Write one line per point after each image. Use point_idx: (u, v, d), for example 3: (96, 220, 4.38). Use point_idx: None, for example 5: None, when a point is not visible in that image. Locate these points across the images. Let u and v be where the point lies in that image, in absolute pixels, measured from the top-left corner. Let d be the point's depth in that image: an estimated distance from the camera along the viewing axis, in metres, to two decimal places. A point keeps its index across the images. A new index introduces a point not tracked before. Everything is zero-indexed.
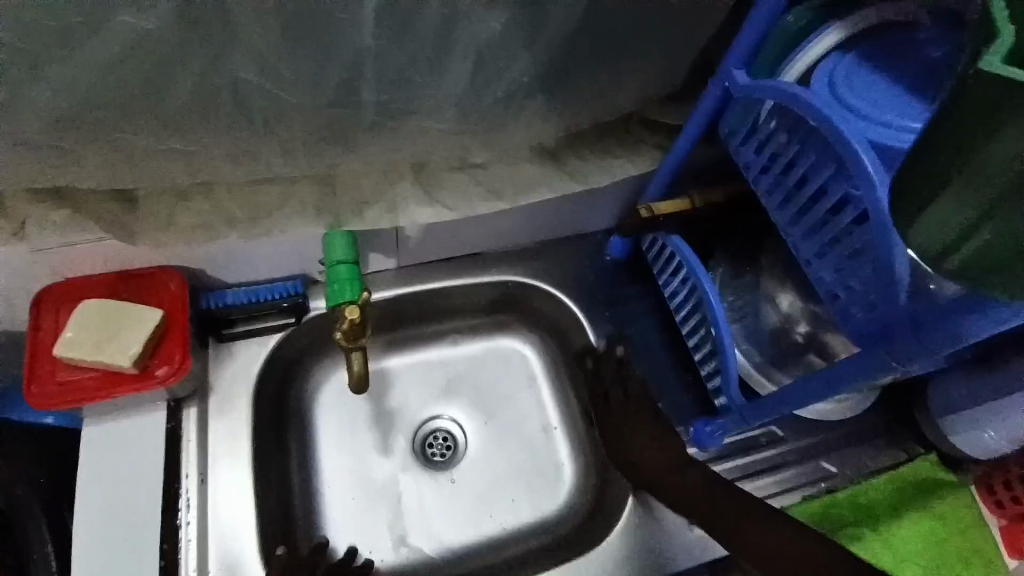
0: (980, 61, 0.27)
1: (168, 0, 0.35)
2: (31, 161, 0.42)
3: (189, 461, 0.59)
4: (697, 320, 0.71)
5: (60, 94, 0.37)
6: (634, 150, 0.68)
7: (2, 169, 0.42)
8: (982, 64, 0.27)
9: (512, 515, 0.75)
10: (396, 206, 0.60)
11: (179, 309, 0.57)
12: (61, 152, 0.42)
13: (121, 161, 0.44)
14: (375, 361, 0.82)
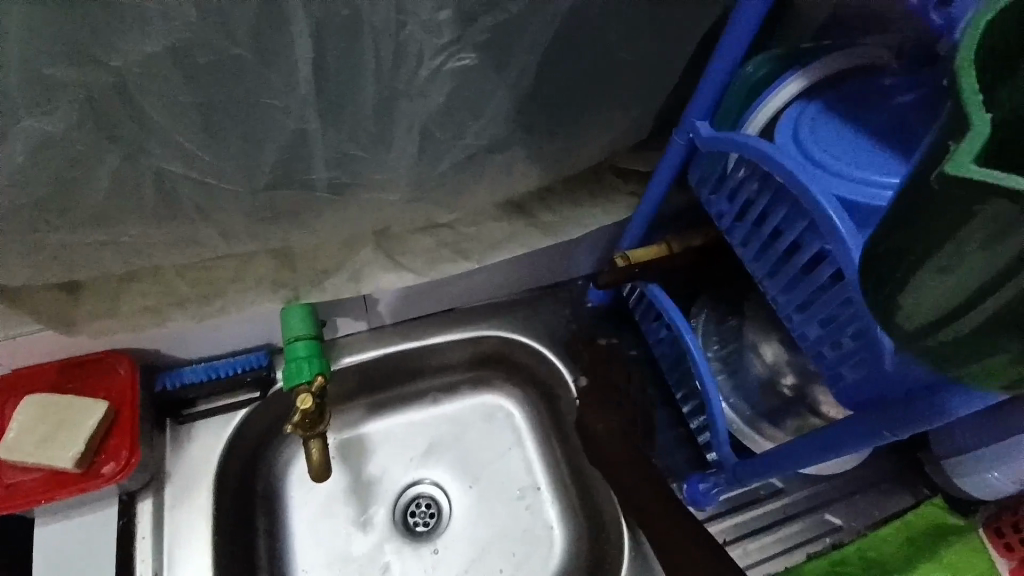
0: (948, 162, 0.24)
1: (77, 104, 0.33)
2: None
3: (143, 561, 0.54)
4: (683, 370, 0.68)
5: None
6: (607, 199, 0.65)
7: None
8: (948, 166, 0.24)
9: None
10: (358, 274, 0.58)
11: (129, 399, 0.53)
12: None
13: (51, 254, 0.42)
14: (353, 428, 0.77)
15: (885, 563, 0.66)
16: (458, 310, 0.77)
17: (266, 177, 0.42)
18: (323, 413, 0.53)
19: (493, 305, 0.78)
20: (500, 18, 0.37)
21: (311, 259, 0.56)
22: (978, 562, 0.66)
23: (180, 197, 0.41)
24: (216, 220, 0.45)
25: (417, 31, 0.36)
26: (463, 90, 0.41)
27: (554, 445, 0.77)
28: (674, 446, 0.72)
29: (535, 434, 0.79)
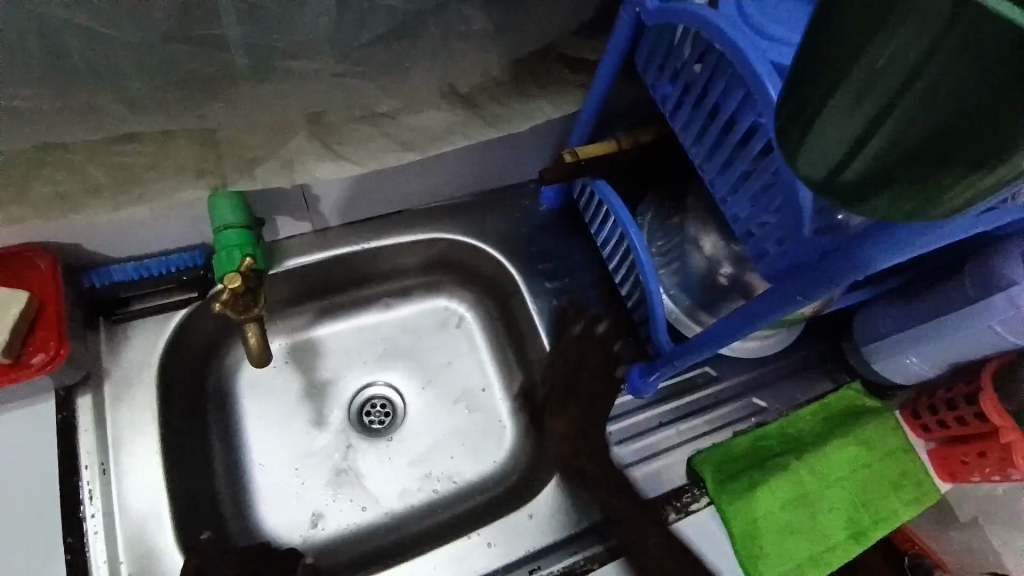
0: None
1: None
2: None
3: (88, 452, 0.54)
4: (628, 266, 0.69)
5: None
6: (552, 89, 0.63)
7: None
8: None
9: (454, 475, 0.74)
10: (293, 163, 0.56)
11: (54, 294, 0.52)
12: None
13: None
14: (306, 332, 0.77)
15: (806, 438, 0.70)
16: (405, 213, 0.75)
17: (166, 30, 0.39)
18: (256, 297, 0.54)
19: (443, 207, 0.77)
20: None
21: (238, 146, 0.52)
22: (892, 438, 0.71)
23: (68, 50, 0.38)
24: (121, 87, 0.41)
25: None
26: None
27: (505, 345, 0.80)
28: (619, 344, 0.75)
29: (486, 334, 0.81)
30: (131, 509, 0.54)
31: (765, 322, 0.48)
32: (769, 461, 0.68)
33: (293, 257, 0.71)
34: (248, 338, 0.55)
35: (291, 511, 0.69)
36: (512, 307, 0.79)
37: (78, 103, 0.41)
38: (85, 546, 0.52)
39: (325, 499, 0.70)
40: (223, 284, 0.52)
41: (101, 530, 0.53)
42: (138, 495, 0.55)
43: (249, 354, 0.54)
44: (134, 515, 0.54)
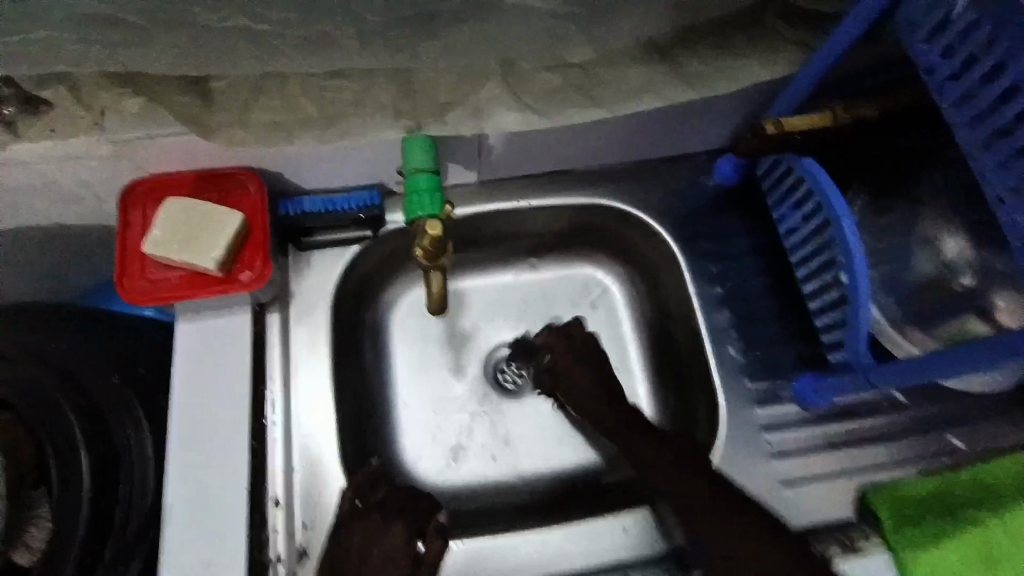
0: None
1: None
2: (112, 40, 0.41)
3: (274, 366, 0.59)
4: (820, 262, 0.60)
5: None
6: (768, 48, 0.54)
7: (93, 50, 0.41)
8: None
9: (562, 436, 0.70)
10: (483, 110, 0.52)
11: (261, 216, 0.54)
12: (133, 29, 0.41)
13: (193, 44, 0.42)
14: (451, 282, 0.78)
15: (1005, 491, 0.56)
16: (568, 173, 0.71)
17: None
18: (446, 247, 0.53)
19: (608, 172, 0.72)
20: None
21: (431, 89, 0.52)
22: None
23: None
24: (353, 19, 0.42)
25: None
26: None
27: (652, 325, 0.75)
28: (783, 346, 0.66)
29: (632, 312, 0.76)
30: (304, 426, 0.59)
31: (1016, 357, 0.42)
32: (950, 510, 0.56)
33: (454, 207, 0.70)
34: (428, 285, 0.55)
35: (425, 454, 0.71)
36: (663, 287, 0.73)
37: (314, 34, 0.43)
38: (266, 450, 0.56)
39: (457, 450, 0.72)
40: (422, 232, 0.51)
41: (279, 439, 0.57)
42: (311, 412, 0.60)
43: (430, 303, 0.56)
44: (305, 432, 0.59)
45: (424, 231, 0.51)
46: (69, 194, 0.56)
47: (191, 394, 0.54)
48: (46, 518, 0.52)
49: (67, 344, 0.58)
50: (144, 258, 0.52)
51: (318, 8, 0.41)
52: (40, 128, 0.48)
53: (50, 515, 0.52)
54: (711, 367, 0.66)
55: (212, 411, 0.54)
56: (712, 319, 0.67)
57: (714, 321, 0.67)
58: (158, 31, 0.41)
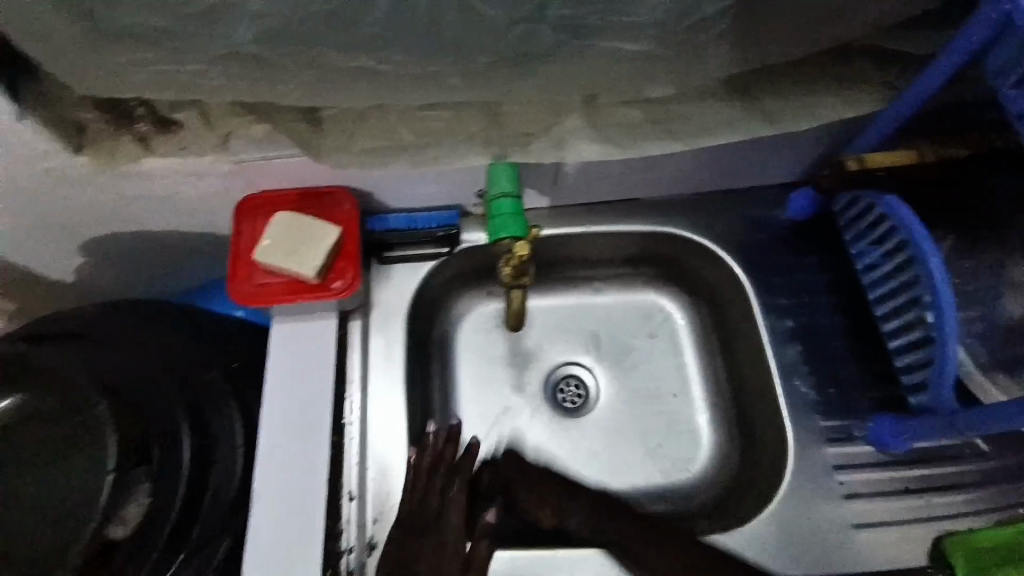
0: None
1: None
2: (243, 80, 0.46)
3: (354, 369, 0.64)
4: (901, 300, 0.58)
5: None
6: (849, 88, 0.55)
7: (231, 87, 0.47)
8: None
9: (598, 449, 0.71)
10: (564, 141, 0.55)
11: (354, 230, 0.59)
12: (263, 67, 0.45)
13: (312, 83, 0.47)
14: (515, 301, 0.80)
15: None
16: (638, 202, 0.72)
17: None
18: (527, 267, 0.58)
19: (680, 201, 0.72)
20: None
21: (516, 119, 0.55)
22: None
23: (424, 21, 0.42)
24: (456, 61, 0.46)
25: None
26: None
27: (715, 355, 0.75)
28: (856, 384, 0.64)
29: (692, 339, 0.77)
30: (377, 428, 0.63)
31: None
32: None
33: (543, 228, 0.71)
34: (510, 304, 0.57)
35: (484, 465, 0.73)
36: (729, 317, 0.73)
37: (419, 72, 0.47)
38: (343, 447, 0.61)
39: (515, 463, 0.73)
40: (511, 251, 0.56)
41: (356, 438, 0.61)
42: (384, 419, 0.64)
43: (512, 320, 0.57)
44: (379, 434, 0.63)
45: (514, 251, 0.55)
46: (188, 205, 0.63)
47: (282, 390, 0.60)
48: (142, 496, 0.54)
49: (169, 337, 0.64)
50: (251, 265, 0.57)
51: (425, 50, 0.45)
52: (170, 146, 0.55)
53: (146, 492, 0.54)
54: (780, 402, 0.65)
55: (300, 407, 0.59)
56: (781, 352, 0.66)
57: (783, 355, 0.66)
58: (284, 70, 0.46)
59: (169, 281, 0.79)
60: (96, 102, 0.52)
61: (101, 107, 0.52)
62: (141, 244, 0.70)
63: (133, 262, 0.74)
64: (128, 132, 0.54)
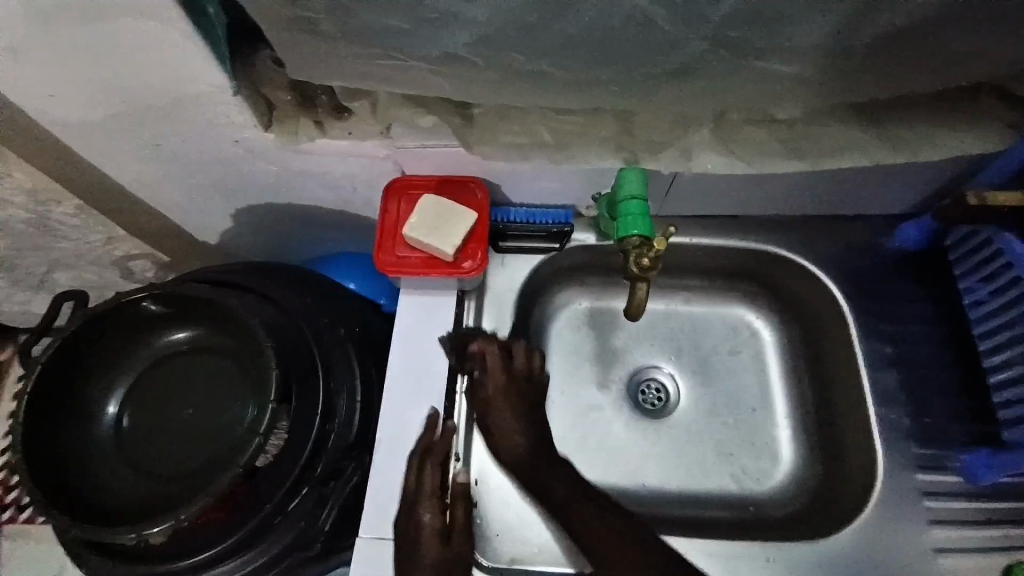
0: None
1: None
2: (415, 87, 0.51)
3: (467, 343, 0.70)
4: (1013, 337, 0.60)
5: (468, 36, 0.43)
6: (980, 124, 0.56)
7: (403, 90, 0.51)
8: None
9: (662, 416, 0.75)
10: (690, 152, 0.60)
11: (486, 217, 0.65)
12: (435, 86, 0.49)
13: (477, 94, 0.51)
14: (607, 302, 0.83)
15: None
16: (742, 218, 0.75)
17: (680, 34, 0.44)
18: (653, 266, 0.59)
19: (781, 222, 0.75)
20: None
21: (648, 129, 0.59)
22: None
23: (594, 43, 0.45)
24: (610, 86, 0.49)
25: None
26: None
27: (802, 373, 0.77)
28: (954, 419, 0.65)
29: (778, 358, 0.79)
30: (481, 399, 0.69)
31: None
32: None
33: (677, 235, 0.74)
34: (632, 296, 0.58)
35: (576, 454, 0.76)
36: (823, 340, 0.74)
37: (579, 90, 0.50)
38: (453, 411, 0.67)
39: (603, 456, 0.76)
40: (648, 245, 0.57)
41: (464, 404, 0.67)
42: None
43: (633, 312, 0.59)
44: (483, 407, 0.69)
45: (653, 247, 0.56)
46: (337, 183, 0.71)
47: (405, 353, 0.67)
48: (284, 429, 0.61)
49: (303, 296, 0.71)
50: (395, 239, 0.65)
51: (584, 72, 0.47)
52: (339, 130, 0.63)
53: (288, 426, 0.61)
54: (874, 426, 0.65)
55: (421, 369, 0.66)
56: (876, 377, 0.67)
57: (878, 380, 0.67)
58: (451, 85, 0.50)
59: (298, 248, 0.88)
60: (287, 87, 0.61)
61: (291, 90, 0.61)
62: (283, 214, 0.79)
63: (271, 230, 0.83)
64: (309, 114, 0.62)
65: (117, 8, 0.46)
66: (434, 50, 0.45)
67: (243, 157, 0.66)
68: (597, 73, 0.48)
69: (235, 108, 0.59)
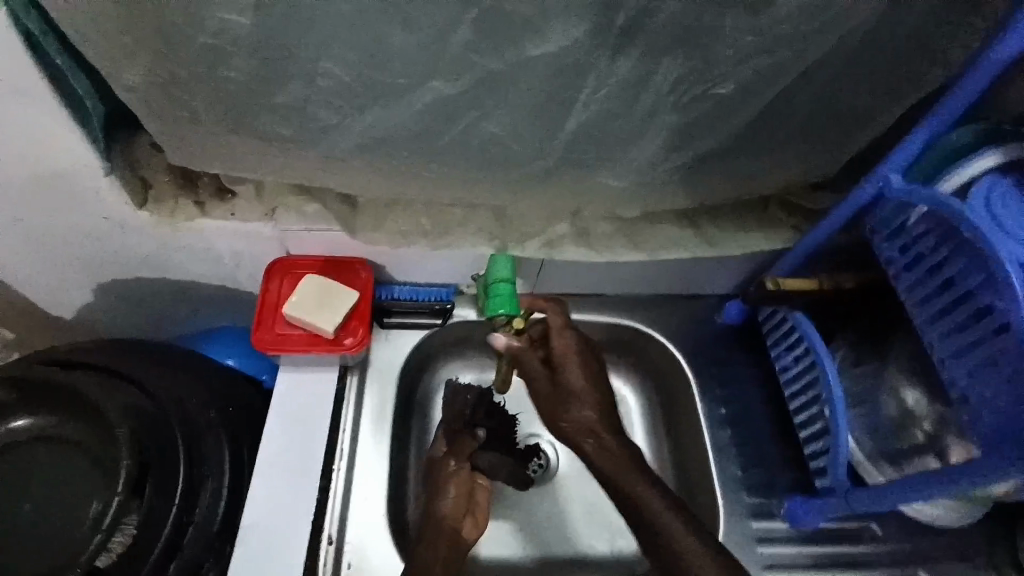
0: None
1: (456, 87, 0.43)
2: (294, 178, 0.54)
3: (348, 419, 0.71)
4: (810, 396, 0.72)
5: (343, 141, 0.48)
6: (771, 227, 0.71)
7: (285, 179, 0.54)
8: None
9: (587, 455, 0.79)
10: (553, 242, 0.69)
11: (368, 295, 0.68)
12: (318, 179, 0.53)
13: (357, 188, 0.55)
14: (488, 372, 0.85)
15: None
16: (605, 297, 0.85)
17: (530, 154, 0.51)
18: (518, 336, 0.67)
19: (639, 300, 0.86)
20: (774, 62, 0.44)
21: (521, 224, 0.68)
22: None
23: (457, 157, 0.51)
24: (476, 188, 0.55)
25: (703, 65, 0.44)
26: (712, 112, 0.48)
27: (662, 435, 0.84)
28: (779, 470, 0.76)
29: (643, 419, 0.86)
30: (359, 475, 0.70)
31: (951, 488, 0.51)
32: None
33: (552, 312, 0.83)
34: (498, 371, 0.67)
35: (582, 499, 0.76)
36: (677, 404, 0.84)
37: (451, 191, 0.56)
38: (329, 491, 0.67)
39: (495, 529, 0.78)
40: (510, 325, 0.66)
41: (342, 482, 0.68)
42: (368, 473, 0.70)
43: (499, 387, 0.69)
44: (361, 485, 0.69)
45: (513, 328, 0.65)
46: (219, 260, 0.71)
47: (279, 433, 0.66)
48: (131, 525, 0.56)
49: (172, 376, 0.67)
50: (276, 316, 0.66)
51: (453, 176, 0.53)
52: (222, 210, 0.64)
53: (136, 521, 0.57)
54: (714, 480, 0.75)
55: (295, 448, 0.65)
56: (718, 437, 0.78)
57: (720, 439, 0.78)
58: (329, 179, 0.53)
59: (174, 323, 0.84)
60: (169, 169, 0.62)
61: (173, 172, 0.62)
62: (160, 287, 0.76)
63: (144, 304, 0.79)
64: (190, 196, 0.63)
65: None
66: (314, 156, 0.50)
67: (116, 232, 0.65)
68: (464, 178, 0.53)
69: (109, 187, 0.58)
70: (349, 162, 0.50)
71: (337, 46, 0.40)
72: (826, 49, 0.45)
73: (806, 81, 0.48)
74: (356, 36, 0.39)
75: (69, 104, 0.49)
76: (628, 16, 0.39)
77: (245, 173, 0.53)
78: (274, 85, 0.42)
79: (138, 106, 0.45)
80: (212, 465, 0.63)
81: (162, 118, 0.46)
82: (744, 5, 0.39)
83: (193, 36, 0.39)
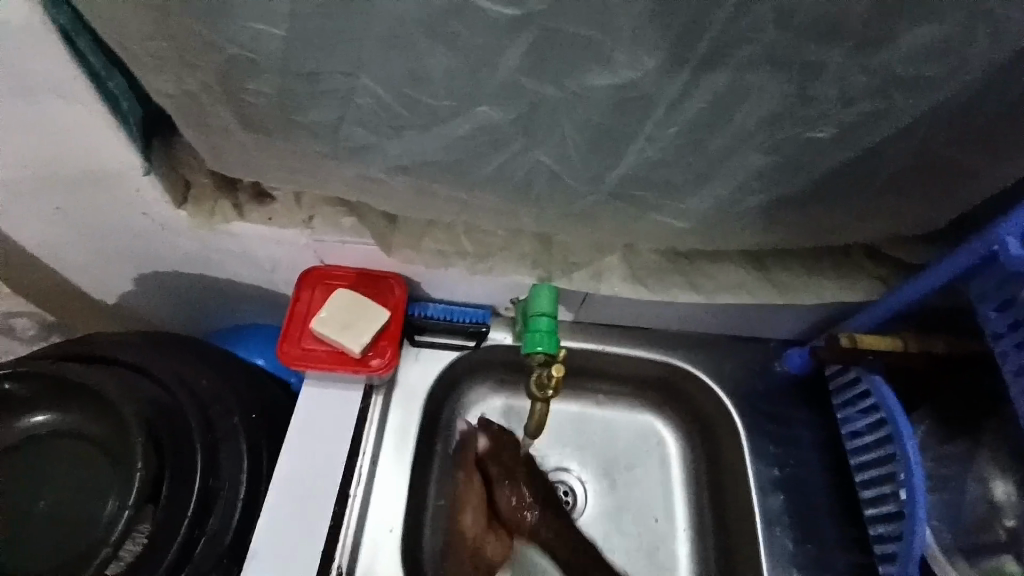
0: None
1: (513, 112, 0.39)
2: (335, 192, 0.51)
3: (367, 443, 0.67)
4: (882, 472, 0.63)
5: (386, 158, 0.44)
6: (851, 276, 0.63)
7: (329, 193, 0.52)
8: None
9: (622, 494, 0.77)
10: (602, 275, 0.63)
11: (400, 315, 0.65)
12: (358, 193, 0.50)
13: (397, 206, 0.51)
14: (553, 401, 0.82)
15: None
16: (653, 331, 0.78)
17: (584, 185, 0.45)
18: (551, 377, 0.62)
19: (690, 339, 0.78)
20: (883, 105, 0.38)
21: (569, 253, 0.63)
22: None
23: (505, 184, 0.46)
24: (522, 215, 0.50)
25: (800, 105, 0.37)
26: (797, 154, 0.42)
27: (702, 488, 0.77)
28: (834, 547, 0.68)
29: (684, 469, 0.79)
30: (378, 506, 0.67)
31: None
32: None
33: (593, 342, 0.77)
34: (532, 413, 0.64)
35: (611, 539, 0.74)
36: (722, 456, 0.76)
37: (496, 215, 0.51)
38: (343, 520, 0.63)
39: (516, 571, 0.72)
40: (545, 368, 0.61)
41: (356, 512, 0.65)
42: (385, 503, 0.68)
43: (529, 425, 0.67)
44: (378, 516, 0.67)
45: (547, 374, 0.60)
46: (254, 264, 0.68)
47: (296, 454, 0.63)
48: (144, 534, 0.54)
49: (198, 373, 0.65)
50: (303, 329, 0.64)
51: (500, 201, 0.48)
52: (259, 214, 0.61)
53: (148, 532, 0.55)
54: (763, 556, 0.67)
55: (314, 472, 0.63)
56: (767, 500, 0.70)
57: (769, 504, 0.70)
58: (368, 194, 0.50)
59: (210, 317, 0.83)
60: (209, 170, 0.60)
61: (213, 174, 0.60)
62: (196, 284, 0.75)
63: (182, 299, 0.78)
64: (229, 199, 0.61)
65: (33, 83, 0.45)
66: (350, 172, 0.47)
67: (154, 228, 0.63)
68: (511, 203, 0.49)
69: (148, 186, 0.57)
70: (386, 183, 0.48)
71: (378, 63, 0.36)
72: (948, 94, 0.38)
73: (922, 128, 0.40)
74: (400, 54, 0.35)
75: (108, 102, 0.47)
76: (708, 45, 0.34)
77: (284, 183, 0.50)
78: (307, 100, 0.39)
79: (175, 114, 0.43)
80: (228, 476, 0.59)
81: (197, 123, 0.44)
82: (855, 39, 0.33)
83: (220, 46, 0.36)
